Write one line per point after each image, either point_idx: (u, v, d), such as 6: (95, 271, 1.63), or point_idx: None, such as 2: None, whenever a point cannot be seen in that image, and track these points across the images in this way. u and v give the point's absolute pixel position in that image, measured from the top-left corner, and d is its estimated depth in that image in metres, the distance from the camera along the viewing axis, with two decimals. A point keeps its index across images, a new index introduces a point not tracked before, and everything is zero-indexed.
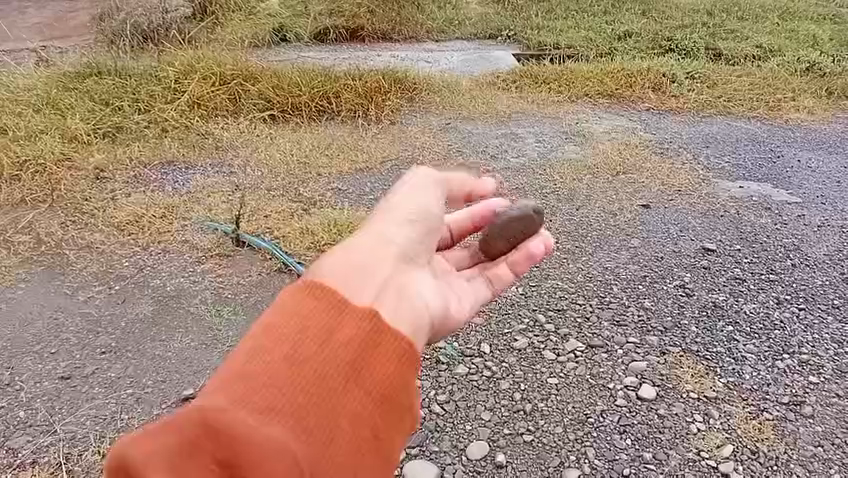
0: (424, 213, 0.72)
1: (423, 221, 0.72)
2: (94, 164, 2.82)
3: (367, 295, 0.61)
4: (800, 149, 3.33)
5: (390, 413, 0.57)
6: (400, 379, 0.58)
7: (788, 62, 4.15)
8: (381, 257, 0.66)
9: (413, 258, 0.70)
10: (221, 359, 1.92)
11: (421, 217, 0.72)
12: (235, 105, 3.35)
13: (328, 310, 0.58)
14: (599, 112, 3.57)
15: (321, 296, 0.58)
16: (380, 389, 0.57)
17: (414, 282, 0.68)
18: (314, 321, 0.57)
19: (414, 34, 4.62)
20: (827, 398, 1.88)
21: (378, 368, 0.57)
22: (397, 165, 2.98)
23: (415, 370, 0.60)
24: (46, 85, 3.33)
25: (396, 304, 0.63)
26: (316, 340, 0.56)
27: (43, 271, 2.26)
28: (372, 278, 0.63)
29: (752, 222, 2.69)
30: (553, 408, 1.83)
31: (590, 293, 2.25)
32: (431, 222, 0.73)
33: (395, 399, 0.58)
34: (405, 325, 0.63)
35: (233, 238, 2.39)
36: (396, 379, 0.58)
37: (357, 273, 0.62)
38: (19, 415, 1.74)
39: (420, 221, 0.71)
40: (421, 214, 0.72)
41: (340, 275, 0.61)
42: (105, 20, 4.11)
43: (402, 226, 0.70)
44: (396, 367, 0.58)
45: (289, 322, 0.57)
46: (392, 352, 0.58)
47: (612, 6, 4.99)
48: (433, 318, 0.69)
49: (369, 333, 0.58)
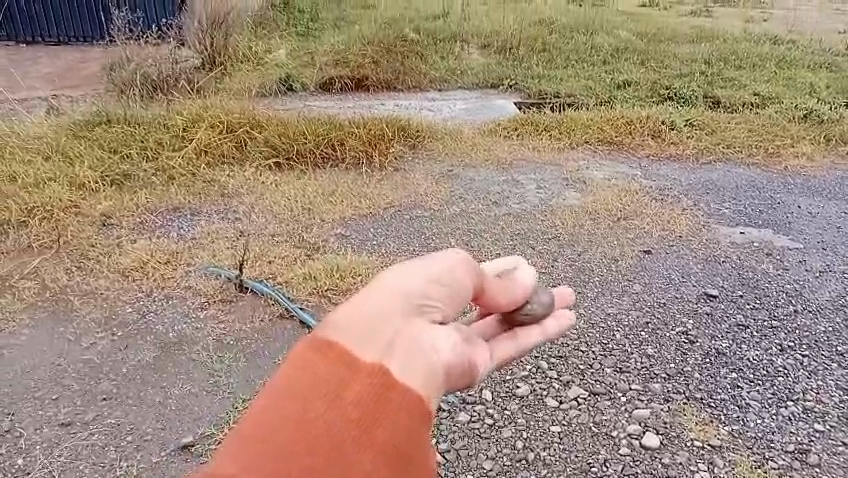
0: (441, 265, 0.60)
1: (442, 274, 0.60)
2: (100, 211, 2.85)
3: (375, 348, 0.52)
4: (799, 195, 3.35)
5: (408, 471, 0.50)
6: (414, 435, 0.51)
7: (786, 109, 4.20)
8: (391, 308, 0.55)
9: (433, 309, 0.58)
10: (222, 406, 1.91)
11: (437, 268, 0.60)
12: (241, 153, 3.39)
13: (336, 362, 0.51)
14: (599, 159, 3.61)
15: (330, 345, 0.51)
16: (392, 443, 0.50)
17: (434, 335, 0.57)
18: (320, 375, 0.50)
19: (417, 84, 4.70)
20: (833, 446, 1.87)
21: (392, 423, 0.50)
22: (400, 211, 3.01)
23: (426, 426, 0.52)
24: (54, 133, 3.38)
25: (412, 356, 0.54)
26: (323, 394, 0.49)
27: (47, 317, 2.27)
28: (381, 331, 0.53)
29: (754, 268, 2.70)
30: (556, 457, 1.82)
31: (593, 339, 2.25)
32: (450, 275, 0.61)
33: (409, 455, 0.51)
34: (423, 385, 0.54)
35: (237, 283, 2.40)
36: (411, 435, 0.51)
37: (368, 326, 0.53)
38: (18, 462, 1.73)
39: (438, 270, 0.60)
40: (436, 266, 0.60)
41: (347, 326, 0.53)
42: (115, 70, 4.19)
43: (417, 273, 0.58)
44: (410, 423, 0.51)
45: (292, 377, 0.50)
46: (404, 411, 0.51)
47: (611, 55, 5.06)
48: (450, 376, 0.58)
49: (379, 385, 0.51)
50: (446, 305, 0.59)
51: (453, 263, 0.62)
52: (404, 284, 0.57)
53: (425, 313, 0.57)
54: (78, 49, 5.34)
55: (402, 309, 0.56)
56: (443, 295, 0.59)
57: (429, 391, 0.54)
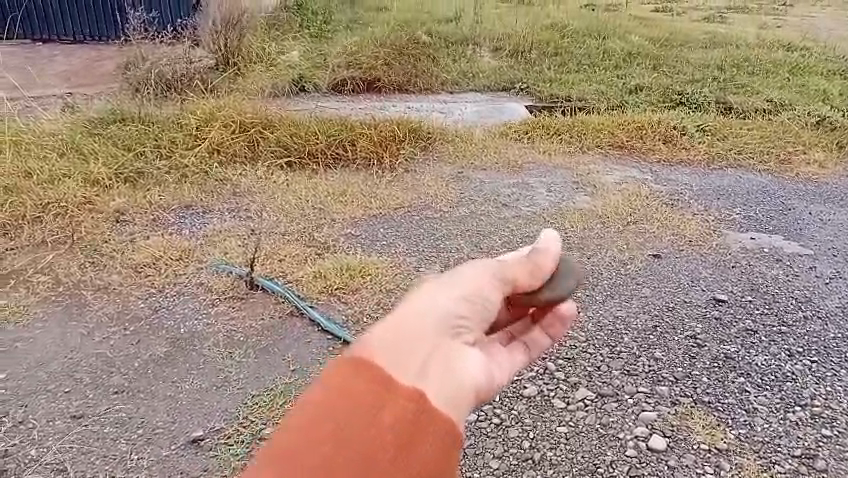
0: (471, 283, 0.66)
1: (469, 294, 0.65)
2: (114, 207, 2.89)
3: (412, 372, 0.55)
4: (810, 202, 3.35)
5: None
6: (445, 458, 0.52)
7: (799, 116, 4.19)
8: (427, 327, 0.60)
9: (464, 328, 0.63)
10: (232, 400, 1.93)
11: (466, 287, 0.65)
12: (253, 152, 3.43)
13: (376, 384, 0.52)
14: (609, 163, 3.62)
15: (369, 364, 0.53)
16: (424, 464, 0.51)
17: (465, 356, 0.62)
18: (360, 392, 0.51)
19: (429, 86, 4.73)
20: (841, 452, 1.86)
21: (423, 446, 0.51)
22: (411, 212, 3.03)
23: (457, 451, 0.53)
24: (70, 130, 3.41)
25: (442, 382, 0.56)
26: (363, 411, 0.50)
27: (60, 311, 2.30)
28: (417, 349, 0.57)
29: (763, 273, 2.70)
30: (563, 457, 1.83)
31: (601, 342, 2.27)
32: (480, 293, 0.66)
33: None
34: (453, 408, 0.56)
35: (248, 281, 2.43)
36: (444, 456, 0.52)
37: (406, 348, 0.56)
38: (31, 452, 1.76)
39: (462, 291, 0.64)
40: (465, 286, 0.65)
41: (391, 344, 0.56)
42: (131, 70, 4.24)
43: (451, 290, 0.64)
44: (444, 445, 0.52)
45: (334, 392, 0.51)
46: (437, 436, 0.52)
47: (623, 60, 5.07)
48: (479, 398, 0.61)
49: (413, 407, 0.52)
50: (476, 324, 0.65)
51: (476, 280, 0.67)
52: (441, 304, 0.62)
53: (453, 336, 0.62)
54: (94, 49, 5.39)
55: (437, 327, 0.61)
56: (473, 316, 0.64)
57: (458, 412, 0.56)
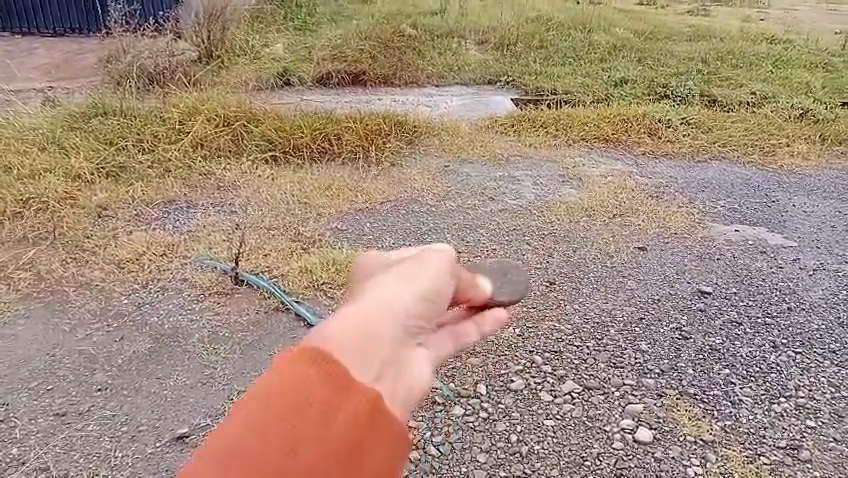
0: (431, 274, 0.55)
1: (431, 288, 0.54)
2: (96, 202, 2.85)
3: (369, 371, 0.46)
4: (794, 193, 3.36)
5: None
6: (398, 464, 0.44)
7: (782, 108, 4.22)
8: (389, 321, 0.50)
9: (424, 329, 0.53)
10: (217, 397, 1.91)
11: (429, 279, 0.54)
12: (237, 146, 3.40)
13: (330, 376, 0.44)
14: (594, 156, 3.62)
15: (324, 358, 0.45)
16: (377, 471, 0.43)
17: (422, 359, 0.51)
18: (309, 389, 0.43)
19: (414, 79, 4.70)
20: (825, 442, 1.87)
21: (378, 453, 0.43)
22: (397, 206, 3.02)
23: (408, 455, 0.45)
24: (50, 124, 3.37)
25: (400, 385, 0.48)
26: (310, 413, 0.42)
27: (42, 307, 2.27)
28: (376, 349, 0.47)
29: (748, 266, 2.71)
30: (549, 450, 1.82)
31: (588, 335, 2.26)
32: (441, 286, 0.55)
33: None
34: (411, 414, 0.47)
35: (233, 276, 2.41)
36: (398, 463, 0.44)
37: (364, 344, 0.47)
38: (12, 451, 1.74)
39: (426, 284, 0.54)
40: (428, 278, 0.54)
41: (349, 336, 0.47)
42: (112, 63, 4.18)
43: (409, 280, 0.53)
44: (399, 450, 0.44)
45: (284, 387, 0.43)
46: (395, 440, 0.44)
47: (608, 53, 5.07)
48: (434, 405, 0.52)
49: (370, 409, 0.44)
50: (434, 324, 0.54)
51: (438, 265, 0.56)
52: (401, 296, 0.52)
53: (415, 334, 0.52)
54: (74, 42, 5.33)
55: (398, 320, 0.51)
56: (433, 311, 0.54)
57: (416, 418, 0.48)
